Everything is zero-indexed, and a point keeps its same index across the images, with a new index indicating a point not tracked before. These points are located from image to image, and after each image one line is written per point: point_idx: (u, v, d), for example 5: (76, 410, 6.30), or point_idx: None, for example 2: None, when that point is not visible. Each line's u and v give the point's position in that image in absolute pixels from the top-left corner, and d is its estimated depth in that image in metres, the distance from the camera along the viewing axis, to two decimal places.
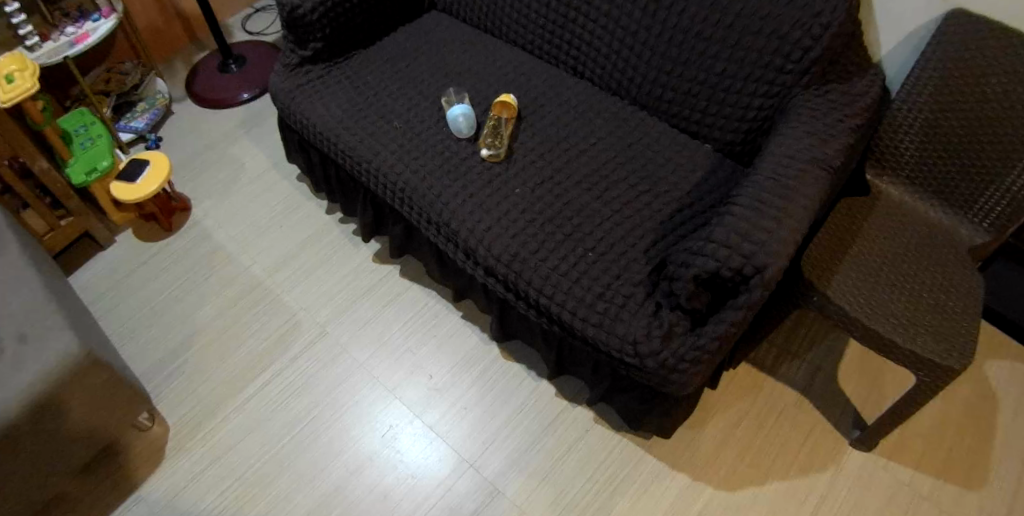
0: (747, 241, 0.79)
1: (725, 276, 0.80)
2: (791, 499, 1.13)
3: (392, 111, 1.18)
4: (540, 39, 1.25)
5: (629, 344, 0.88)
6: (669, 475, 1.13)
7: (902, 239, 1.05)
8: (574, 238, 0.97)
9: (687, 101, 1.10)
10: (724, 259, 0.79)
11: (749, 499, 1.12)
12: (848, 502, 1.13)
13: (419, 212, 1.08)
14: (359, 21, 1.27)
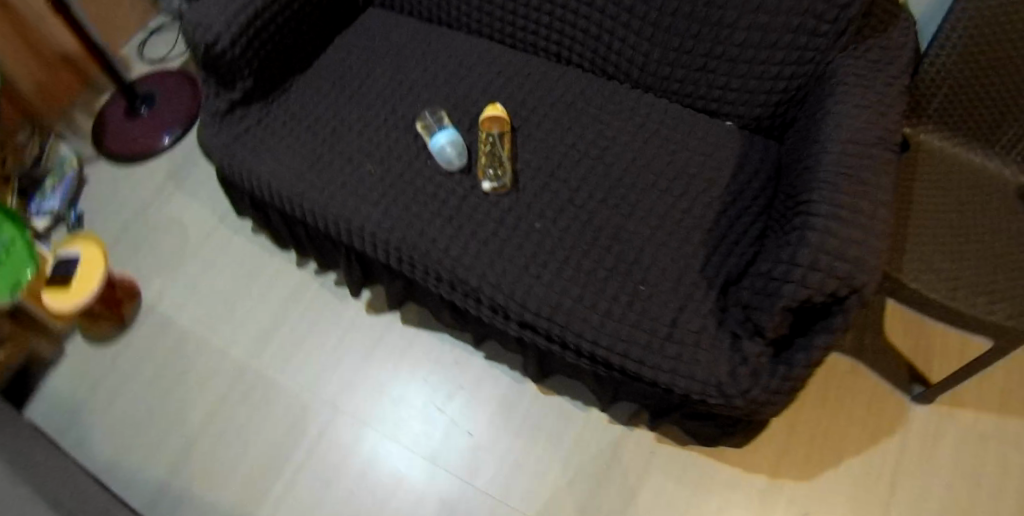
0: (841, 260, 0.71)
1: (818, 301, 0.73)
2: (869, 474, 1.09)
3: (359, 148, 0.98)
4: (511, 27, 1.06)
5: (713, 386, 0.80)
6: (745, 481, 1.08)
7: (950, 193, 0.96)
8: (619, 273, 0.86)
9: (702, 78, 0.95)
10: (818, 285, 0.71)
11: (829, 485, 1.08)
12: (920, 462, 1.10)
13: (424, 270, 0.90)
14: (289, 43, 1.05)
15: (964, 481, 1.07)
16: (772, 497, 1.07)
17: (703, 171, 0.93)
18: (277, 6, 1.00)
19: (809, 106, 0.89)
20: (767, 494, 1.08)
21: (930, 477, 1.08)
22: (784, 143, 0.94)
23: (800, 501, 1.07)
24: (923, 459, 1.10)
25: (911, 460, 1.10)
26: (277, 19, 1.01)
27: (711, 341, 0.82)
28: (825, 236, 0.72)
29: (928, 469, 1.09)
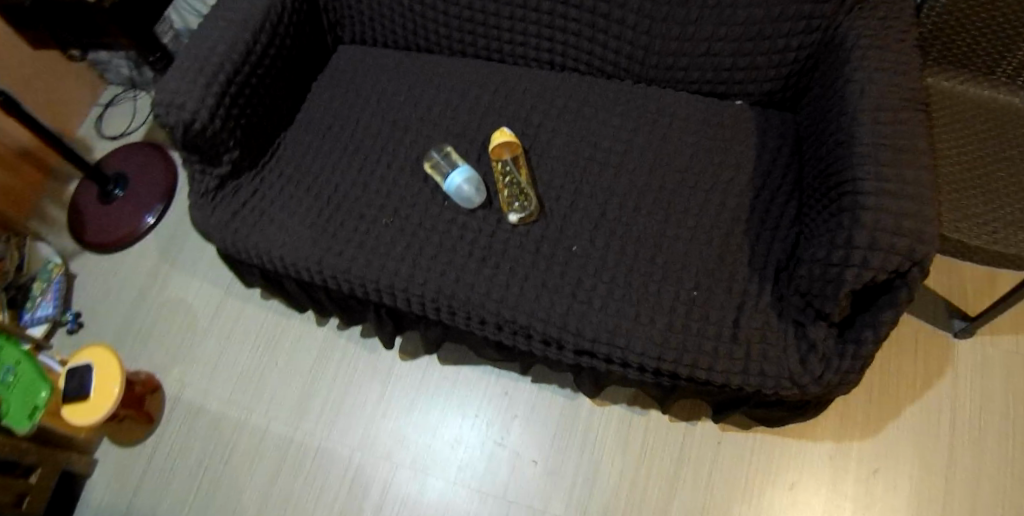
0: (899, 236, 0.70)
1: (881, 279, 0.72)
2: (929, 418, 1.10)
3: (369, 202, 0.92)
4: (496, 41, 1.01)
5: (787, 379, 0.79)
6: (814, 450, 1.08)
7: (969, 131, 0.95)
8: (668, 283, 0.83)
9: (707, 62, 0.92)
10: (881, 264, 0.70)
11: (893, 437, 1.09)
12: (975, 396, 1.11)
13: (466, 316, 0.86)
14: (268, 102, 0.99)
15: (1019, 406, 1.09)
16: (841, 459, 1.08)
17: (727, 159, 0.90)
18: (249, 67, 0.94)
19: (823, 73, 0.86)
20: (835, 458, 1.08)
21: (986, 408, 1.10)
22: (801, 114, 0.92)
23: (869, 458, 1.08)
24: (976, 391, 1.11)
25: (965, 396, 1.11)
26: (251, 80, 0.94)
27: (775, 334, 0.81)
28: (873, 220, 0.71)
29: (983, 401, 1.10)
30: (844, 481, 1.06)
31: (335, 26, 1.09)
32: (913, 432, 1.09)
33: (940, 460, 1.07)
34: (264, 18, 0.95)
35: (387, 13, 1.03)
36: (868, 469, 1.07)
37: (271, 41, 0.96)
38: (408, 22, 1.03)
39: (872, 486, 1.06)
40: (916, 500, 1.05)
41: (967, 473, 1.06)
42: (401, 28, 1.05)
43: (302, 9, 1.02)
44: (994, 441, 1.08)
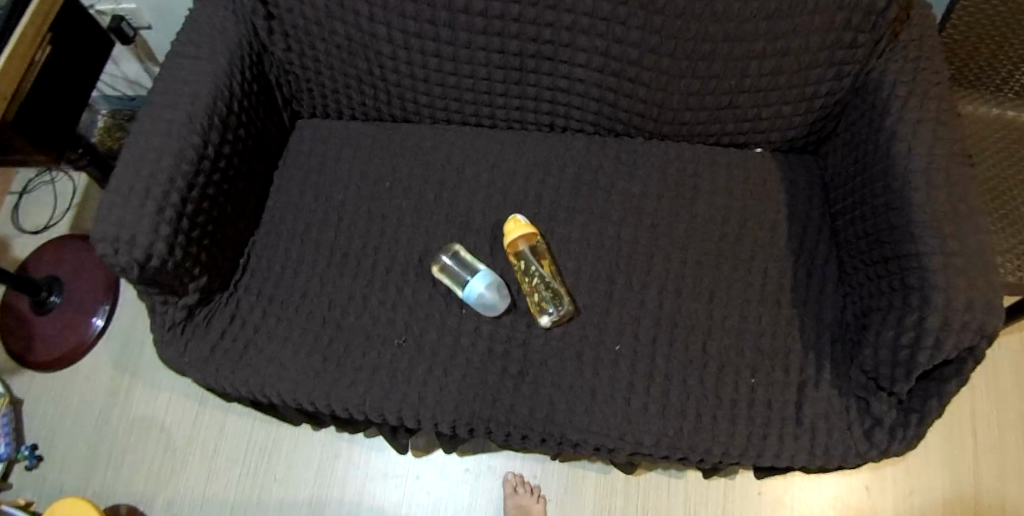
0: (971, 314, 0.63)
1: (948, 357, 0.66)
2: (952, 436, 1.08)
3: (376, 318, 0.81)
4: (486, 106, 0.90)
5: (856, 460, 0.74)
6: (853, 484, 1.06)
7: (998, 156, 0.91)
8: (722, 374, 0.77)
9: (728, 114, 0.84)
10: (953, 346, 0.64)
11: (921, 460, 1.07)
12: (991, 406, 1.10)
13: (505, 432, 0.77)
14: (230, 209, 0.84)
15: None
16: (881, 488, 1.06)
17: (760, 220, 0.85)
18: (203, 175, 0.77)
19: (857, 122, 0.79)
20: (875, 488, 1.06)
21: (1003, 416, 1.09)
22: (827, 162, 0.86)
23: (908, 481, 1.06)
24: (991, 401, 1.10)
25: (983, 407, 1.10)
26: (207, 190, 0.79)
27: (839, 414, 0.75)
28: (946, 300, 0.64)
29: (1007, 402, 1.10)
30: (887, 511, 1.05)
31: (292, 100, 0.94)
32: (946, 445, 1.08)
33: (975, 473, 1.06)
34: (212, 112, 0.79)
35: (354, 83, 0.90)
36: (903, 497, 1.05)
37: (225, 139, 0.81)
38: (380, 92, 0.90)
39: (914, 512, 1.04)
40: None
41: (1001, 480, 1.06)
42: (372, 98, 0.92)
43: (254, 90, 0.86)
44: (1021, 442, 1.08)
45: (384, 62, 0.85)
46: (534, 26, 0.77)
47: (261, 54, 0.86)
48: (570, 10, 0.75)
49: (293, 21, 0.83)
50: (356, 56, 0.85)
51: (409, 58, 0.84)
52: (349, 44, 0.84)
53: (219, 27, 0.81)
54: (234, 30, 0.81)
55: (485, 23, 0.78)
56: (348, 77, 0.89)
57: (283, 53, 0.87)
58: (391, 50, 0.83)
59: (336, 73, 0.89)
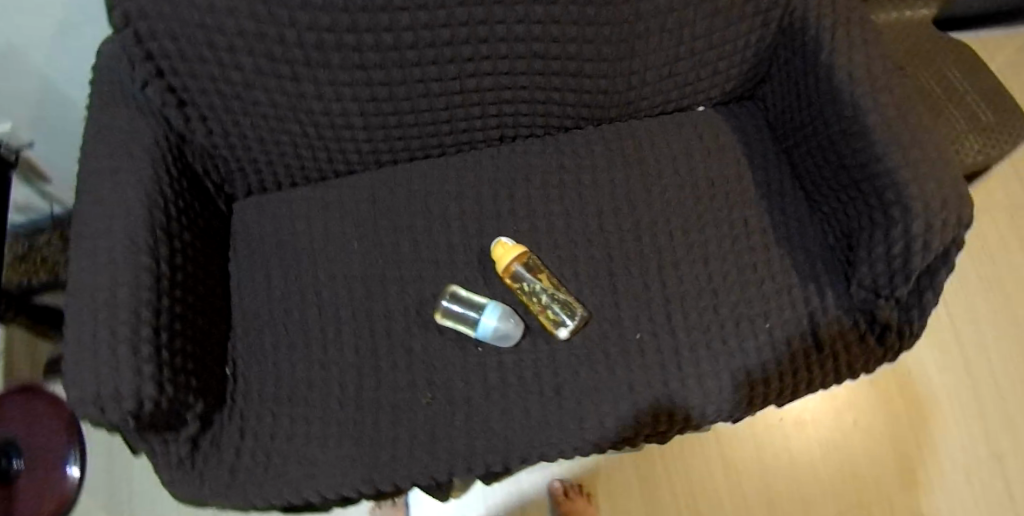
0: (946, 214, 0.68)
1: (934, 256, 0.71)
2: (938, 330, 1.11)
3: (393, 383, 0.78)
4: (434, 136, 0.86)
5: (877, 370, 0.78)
6: (862, 391, 1.08)
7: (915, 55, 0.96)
8: (740, 329, 0.79)
9: (669, 83, 0.85)
10: (937, 246, 0.69)
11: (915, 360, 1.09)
12: (961, 294, 1.14)
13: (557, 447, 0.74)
14: (202, 319, 0.77)
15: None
16: (912, 378, 1.08)
17: (724, 175, 0.87)
18: (165, 294, 0.72)
19: (789, 61, 0.82)
20: (904, 384, 1.08)
21: (972, 300, 1.14)
22: (769, 104, 0.89)
23: (935, 364, 1.09)
24: (960, 289, 1.14)
25: (954, 297, 1.14)
26: (175, 308, 0.73)
27: (851, 330, 0.80)
28: (924, 204, 0.68)
29: (1003, 267, 1.16)
30: (896, 409, 1.07)
31: (223, 184, 0.87)
32: (937, 337, 1.11)
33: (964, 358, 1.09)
34: (154, 225, 0.72)
35: (289, 150, 0.84)
36: (908, 396, 1.07)
37: (174, 248, 0.75)
38: (318, 151, 0.85)
39: (948, 391, 1.07)
40: (991, 386, 1.08)
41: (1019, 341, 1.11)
42: (311, 158, 0.86)
43: (184, 186, 0.79)
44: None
45: (318, 119, 0.80)
46: (468, 45, 0.76)
47: (181, 145, 0.79)
48: (500, 21, 0.74)
49: (209, 101, 0.77)
50: (287, 121, 0.80)
51: (344, 108, 0.79)
52: (277, 111, 0.79)
53: (127, 129, 0.73)
54: (146, 128, 0.74)
55: (417, 53, 0.75)
56: (282, 144, 0.83)
57: (204, 137, 0.80)
58: (323, 105, 0.79)
59: (268, 143, 0.83)
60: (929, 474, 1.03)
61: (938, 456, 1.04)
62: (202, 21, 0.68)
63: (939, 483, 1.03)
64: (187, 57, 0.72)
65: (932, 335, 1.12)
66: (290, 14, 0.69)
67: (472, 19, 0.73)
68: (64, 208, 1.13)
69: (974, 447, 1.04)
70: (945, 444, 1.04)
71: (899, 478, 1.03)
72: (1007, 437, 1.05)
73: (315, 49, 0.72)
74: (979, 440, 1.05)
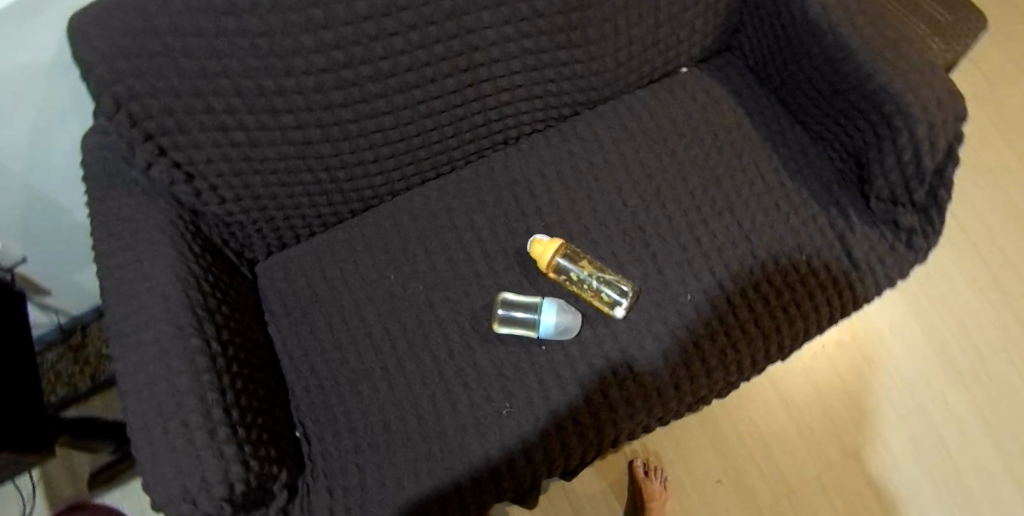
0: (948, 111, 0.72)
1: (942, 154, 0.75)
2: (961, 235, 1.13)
3: (469, 401, 0.76)
4: (441, 154, 0.86)
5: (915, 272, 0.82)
6: (893, 303, 1.09)
7: None
8: (780, 266, 0.83)
9: (653, 53, 0.87)
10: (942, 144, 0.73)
11: (940, 265, 1.11)
12: (976, 194, 1.15)
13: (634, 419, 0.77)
14: (263, 390, 0.75)
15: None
16: (935, 277, 1.11)
17: (726, 126, 0.89)
18: (224, 370, 0.70)
19: (761, 5, 0.85)
20: (931, 287, 1.10)
21: (986, 197, 1.15)
22: (748, 51, 0.92)
23: (954, 259, 1.12)
24: (975, 189, 1.15)
25: (968, 198, 1.15)
26: (237, 384, 0.71)
27: (880, 241, 0.84)
28: (923, 108, 0.72)
29: (1006, 155, 1.17)
30: (929, 311, 1.09)
31: (243, 250, 0.85)
32: (960, 241, 1.12)
33: (987, 254, 1.12)
34: (193, 307, 0.71)
35: (303, 200, 0.82)
36: (939, 299, 1.09)
37: (218, 323, 0.73)
38: (332, 194, 0.83)
39: (972, 280, 1.10)
40: (1009, 267, 1.11)
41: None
42: (326, 203, 0.84)
43: (210, 261, 0.77)
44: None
45: (328, 162, 0.79)
46: (462, 55, 0.76)
47: (196, 221, 0.78)
48: (489, 26, 0.75)
49: (217, 170, 0.75)
50: (297, 171, 0.79)
51: (353, 146, 0.79)
52: (286, 163, 0.77)
53: (143, 216, 0.73)
54: (160, 213, 0.74)
55: (415, 74, 0.76)
56: (296, 196, 0.81)
57: (218, 207, 0.78)
58: (331, 147, 0.78)
59: (282, 199, 0.81)
60: (972, 362, 1.06)
61: (976, 342, 1.07)
62: (198, 89, 0.67)
63: (983, 367, 1.06)
64: (188, 128, 0.70)
65: (951, 237, 1.13)
66: (286, 62, 0.69)
67: (462, 29, 0.74)
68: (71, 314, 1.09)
69: (1005, 326, 1.08)
70: (979, 329, 1.08)
71: (946, 372, 1.06)
72: None
73: (315, 92, 0.73)
74: (1008, 318, 1.08)
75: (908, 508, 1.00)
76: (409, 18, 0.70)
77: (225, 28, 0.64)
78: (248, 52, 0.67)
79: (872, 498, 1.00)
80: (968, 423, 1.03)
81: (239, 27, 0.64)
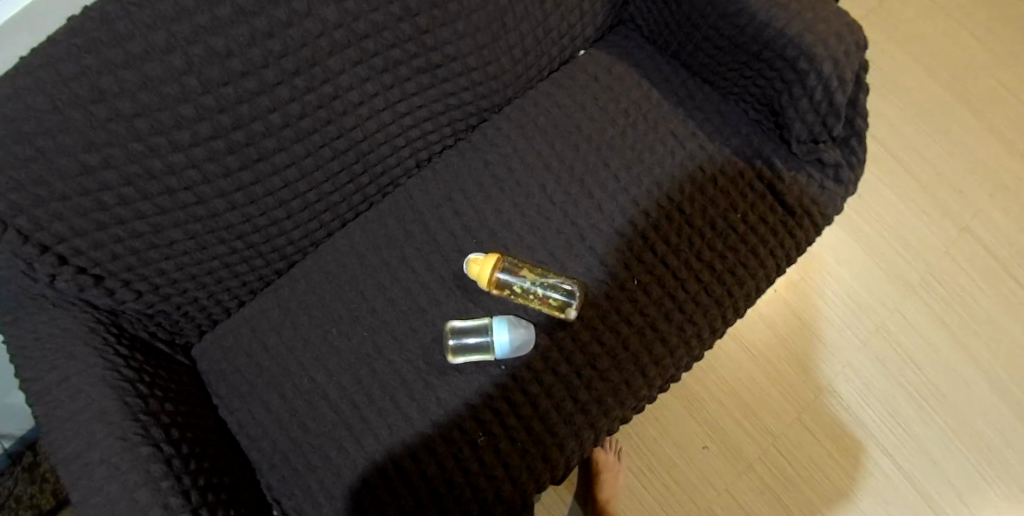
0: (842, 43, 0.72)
1: (845, 86, 0.76)
2: (887, 158, 1.14)
3: (440, 439, 0.75)
4: (356, 193, 0.83)
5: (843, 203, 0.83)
6: (835, 235, 1.11)
7: None
8: (718, 230, 0.82)
9: (547, 43, 0.85)
10: (841, 78, 0.74)
11: (874, 191, 1.13)
12: (893, 112, 1.16)
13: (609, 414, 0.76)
14: (229, 479, 0.73)
15: (931, 45, 1.18)
16: (870, 201, 1.12)
17: (635, 101, 0.88)
18: (184, 472, 0.67)
19: None
20: (869, 210, 1.12)
21: (904, 111, 1.16)
22: (639, 20, 0.90)
23: (883, 178, 1.13)
24: (891, 107, 1.16)
25: (886, 117, 1.16)
26: (200, 479, 0.69)
27: (809, 183, 0.84)
28: (825, 46, 0.73)
29: (909, 67, 1.18)
30: (870, 234, 1.10)
31: (174, 337, 0.80)
32: (889, 161, 1.14)
33: (916, 167, 1.13)
34: (135, 414, 0.68)
35: (224, 273, 0.78)
36: (878, 220, 1.11)
37: (166, 423, 0.70)
38: (253, 259, 0.80)
39: (904, 194, 1.12)
40: (935, 174, 1.13)
41: (948, 124, 1.15)
42: (248, 270, 0.80)
43: (141, 359, 0.73)
44: (943, 86, 1.16)
45: (240, 230, 0.76)
46: (354, 89, 0.74)
47: (117, 322, 0.73)
48: (375, 53, 0.72)
49: (125, 265, 0.71)
50: (210, 245, 0.75)
51: (262, 207, 0.76)
52: (196, 241, 0.73)
53: (59, 330, 0.69)
54: (75, 323, 0.69)
55: (309, 120, 0.73)
56: (215, 270, 0.77)
57: (136, 301, 0.73)
58: (240, 214, 0.74)
59: (202, 277, 0.77)
60: (919, 272, 1.08)
61: (920, 253, 1.09)
62: (84, 188, 0.64)
63: (931, 275, 1.08)
64: (83, 230, 0.66)
65: (877, 159, 1.14)
66: (170, 137, 0.65)
67: (349, 63, 0.71)
68: (17, 436, 1.02)
69: (942, 229, 1.10)
70: (919, 239, 1.10)
71: (897, 288, 1.08)
72: (964, 207, 1.11)
73: (209, 162, 0.69)
74: (943, 221, 1.11)
75: (893, 429, 1.02)
76: (290, 64, 0.68)
77: (97, 117, 0.61)
78: (127, 136, 0.63)
79: (855, 425, 1.02)
80: (932, 333, 1.06)
81: (112, 112, 0.61)
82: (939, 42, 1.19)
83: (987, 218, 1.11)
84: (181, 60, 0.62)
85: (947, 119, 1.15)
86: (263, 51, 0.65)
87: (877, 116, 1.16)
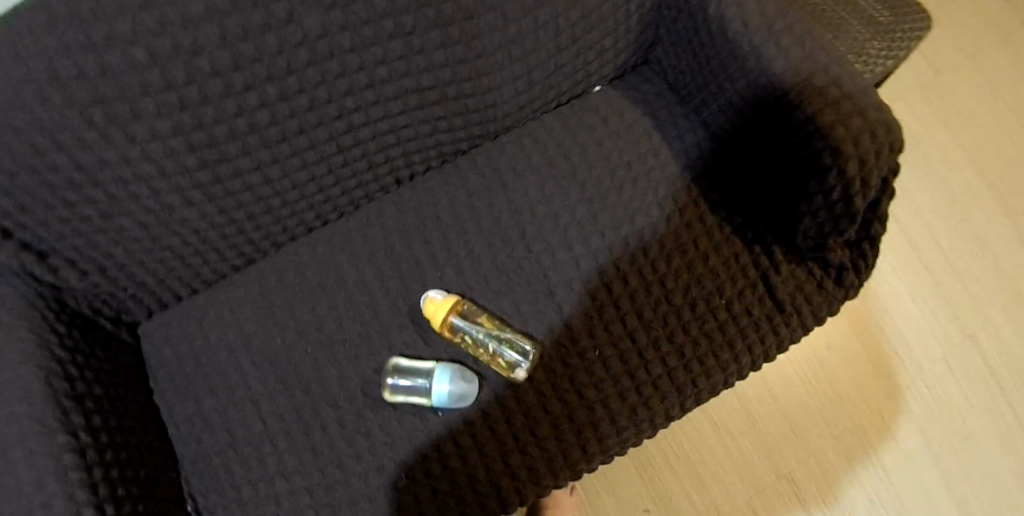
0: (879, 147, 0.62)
1: (869, 192, 0.65)
2: (900, 247, 1.09)
3: (361, 474, 0.73)
4: (326, 201, 0.79)
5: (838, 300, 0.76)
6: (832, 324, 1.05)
7: None
8: (697, 313, 0.76)
9: (559, 76, 0.79)
10: (863, 185, 0.64)
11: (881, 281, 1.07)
12: (915, 200, 1.11)
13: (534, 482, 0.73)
14: (145, 472, 0.69)
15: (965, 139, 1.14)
16: (876, 291, 1.07)
17: (642, 154, 0.82)
18: (97, 463, 0.63)
19: (677, 20, 0.76)
20: (873, 305, 1.06)
21: (926, 202, 1.11)
22: (665, 65, 0.82)
23: (895, 269, 1.08)
24: (912, 195, 1.11)
25: (906, 204, 1.11)
26: (113, 472, 0.64)
27: (807, 279, 0.77)
28: (853, 144, 0.61)
29: (948, 156, 1.13)
30: (869, 327, 1.05)
31: (120, 315, 0.79)
32: (902, 252, 1.09)
33: (927, 261, 1.08)
34: (59, 395, 0.64)
35: (175, 262, 0.75)
36: (880, 313, 1.06)
37: (90, 408, 0.66)
38: (207, 253, 0.77)
39: (913, 290, 1.07)
40: (950, 272, 1.07)
41: (978, 224, 1.09)
42: (201, 262, 0.78)
43: (77, 337, 0.71)
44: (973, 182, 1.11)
45: (195, 225, 0.72)
46: (333, 102, 0.68)
47: (59, 295, 0.71)
48: (360, 67, 0.66)
49: (71, 244, 0.68)
50: (162, 236, 0.71)
51: (219, 205, 0.71)
52: (148, 231, 0.70)
53: None
54: (13, 294, 0.66)
55: (279, 128, 0.67)
56: (167, 259, 0.75)
57: (81, 280, 0.71)
58: (196, 211, 0.70)
59: (151, 263, 0.74)
60: (910, 374, 1.03)
61: (916, 356, 1.04)
62: (34, 167, 0.59)
63: (923, 381, 1.03)
64: (30, 207, 0.62)
65: (891, 248, 1.09)
66: (127, 129, 0.60)
67: (329, 75, 0.65)
68: None
69: (947, 333, 1.04)
70: (918, 340, 1.04)
71: (884, 387, 1.02)
72: (974, 315, 1.05)
73: (167, 158, 0.64)
74: (948, 325, 1.05)
75: None
76: (262, 70, 0.61)
77: (51, 101, 0.55)
78: (79, 124, 0.58)
79: None
80: (910, 441, 1.00)
81: (67, 95, 0.55)
82: (982, 137, 1.14)
83: (995, 331, 1.04)
84: (143, 52, 0.55)
85: (970, 217, 1.10)
86: (234, 53, 0.59)
87: (904, 198, 1.12)
